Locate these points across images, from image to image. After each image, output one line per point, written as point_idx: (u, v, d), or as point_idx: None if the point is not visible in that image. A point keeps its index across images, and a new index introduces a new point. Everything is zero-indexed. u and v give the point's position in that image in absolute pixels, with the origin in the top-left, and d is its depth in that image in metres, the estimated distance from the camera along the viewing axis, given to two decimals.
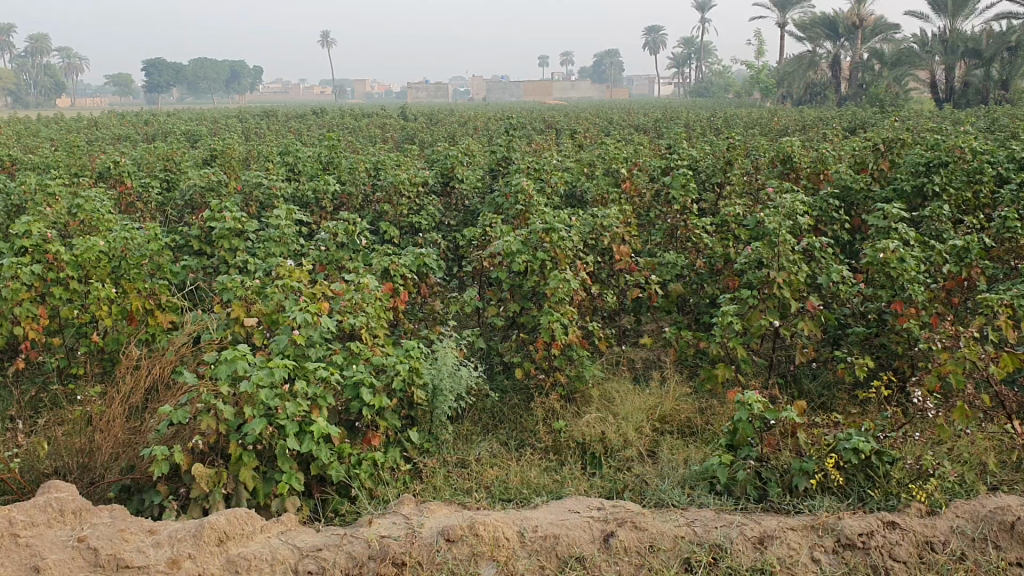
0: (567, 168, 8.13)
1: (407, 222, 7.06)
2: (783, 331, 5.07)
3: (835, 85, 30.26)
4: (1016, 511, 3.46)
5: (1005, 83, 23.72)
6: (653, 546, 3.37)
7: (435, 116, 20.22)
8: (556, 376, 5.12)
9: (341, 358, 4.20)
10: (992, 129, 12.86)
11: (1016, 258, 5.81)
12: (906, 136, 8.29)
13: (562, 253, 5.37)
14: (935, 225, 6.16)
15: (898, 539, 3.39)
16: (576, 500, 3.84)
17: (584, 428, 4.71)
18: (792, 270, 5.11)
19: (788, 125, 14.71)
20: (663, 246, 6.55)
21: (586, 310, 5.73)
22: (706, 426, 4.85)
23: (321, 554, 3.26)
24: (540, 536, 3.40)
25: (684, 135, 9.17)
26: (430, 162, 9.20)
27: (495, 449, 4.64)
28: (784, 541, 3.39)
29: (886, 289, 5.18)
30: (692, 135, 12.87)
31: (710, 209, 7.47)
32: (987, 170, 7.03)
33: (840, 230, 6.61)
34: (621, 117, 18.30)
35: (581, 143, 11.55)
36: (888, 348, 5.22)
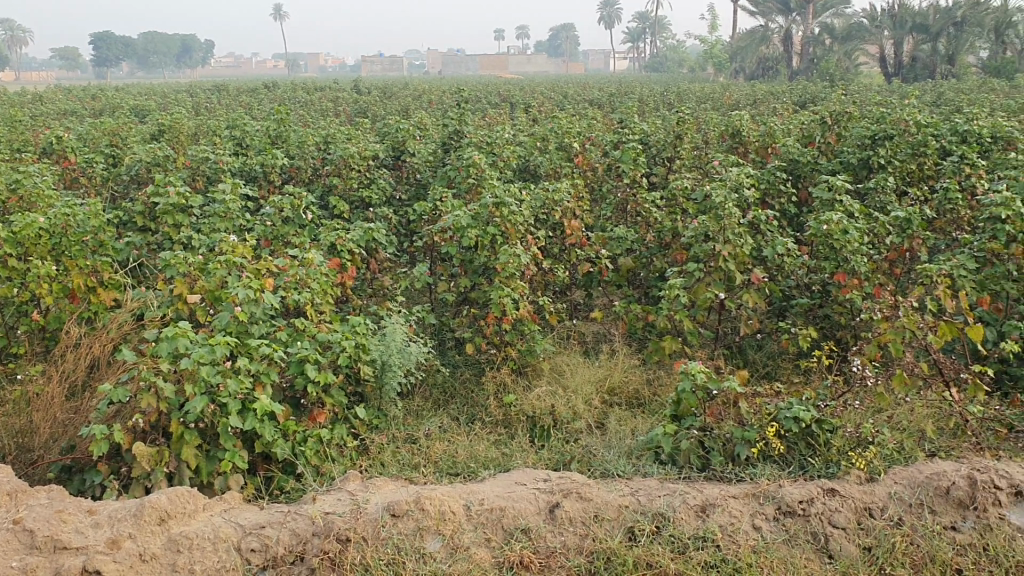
0: (521, 141, 8.09)
1: (357, 196, 6.97)
2: (728, 304, 5.10)
3: (787, 60, 30.54)
4: (952, 476, 3.55)
5: (951, 58, 24.07)
6: (597, 516, 3.40)
7: (391, 91, 19.98)
8: (507, 350, 5.10)
9: (285, 336, 4.17)
10: (938, 103, 13.08)
11: (956, 229, 5.92)
12: (854, 110, 8.33)
13: (512, 228, 5.31)
14: (880, 197, 6.25)
15: (838, 506, 3.45)
16: (523, 473, 3.86)
17: (534, 402, 4.73)
18: (738, 243, 5.13)
19: (741, 99, 14.81)
20: (615, 220, 6.58)
21: (538, 285, 5.73)
22: (654, 397, 4.91)
23: (264, 532, 3.25)
24: (486, 509, 3.41)
25: (636, 109, 9.15)
26: (382, 136, 9.09)
27: (445, 423, 4.64)
28: (725, 509, 3.44)
29: (829, 261, 5.23)
30: (645, 110, 12.89)
31: (661, 182, 7.51)
32: (930, 143, 7.14)
33: (787, 203, 6.67)
34: (576, 91, 18.20)
35: (535, 117, 11.55)
36: (832, 319, 5.30)
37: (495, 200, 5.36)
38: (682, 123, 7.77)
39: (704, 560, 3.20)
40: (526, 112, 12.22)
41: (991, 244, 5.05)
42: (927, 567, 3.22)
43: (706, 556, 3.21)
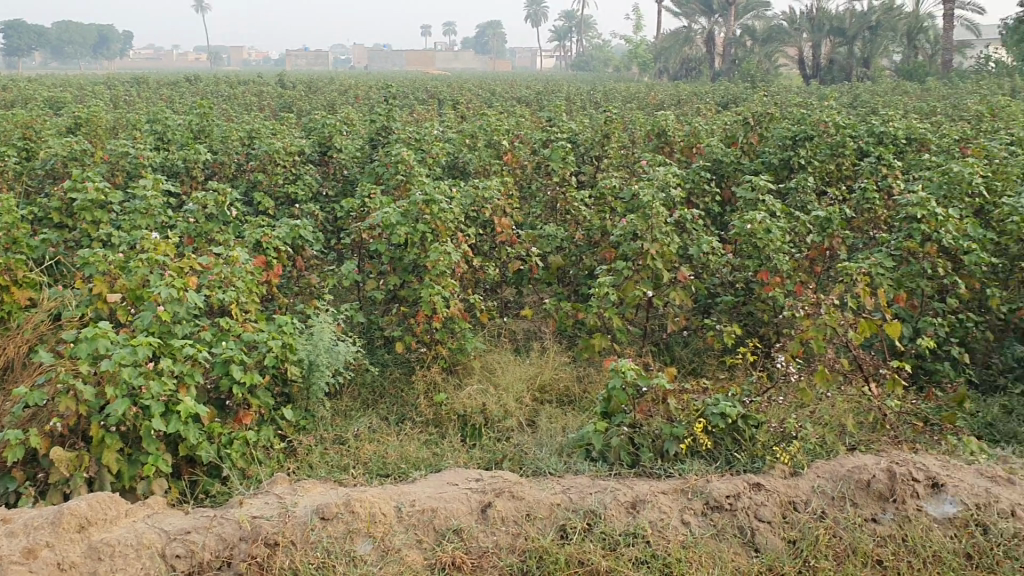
0: (449, 138, 8.06)
1: (283, 192, 6.86)
2: (656, 301, 5.15)
3: (709, 61, 31.09)
4: (872, 469, 3.65)
5: (866, 61, 25.09)
6: (529, 515, 3.41)
7: (315, 85, 19.71)
8: (437, 349, 5.08)
9: (209, 336, 4.07)
10: (854, 105, 13.46)
11: (873, 229, 6.08)
12: (775, 111, 8.50)
13: (442, 226, 5.27)
14: (801, 197, 6.39)
15: (763, 500, 3.52)
16: (454, 472, 3.84)
17: (464, 400, 4.71)
18: (666, 242, 5.19)
19: (665, 99, 15.02)
20: (544, 218, 6.60)
21: (468, 283, 5.72)
22: (584, 394, 4.94)
23: (189, 537, 3.17)
24: (417, 510, 3.39)
25: (563, 107, 9.18)
26: (308, 132, 8.95)
27: (374, 423, 4.59)
28: (655, 505, 3.47)
29: (753, 259, 5.33)
30: (572, 108, 12.96)
31: (589, 180, 7.56)
32: (848, 145, 7.33)
33: (712, 202, 6.78)
34: (503, 89, 18.23)
35: (463, 114, 11.52)
36: (756, 316, 5.40)
37: (425, 197, 5.31)
38: (609, 122, 7.82)
39: (635, 557, 3.23)
40: (453, 110, 12.19)
41: (907, 244, 5.19)
42: (849, 559, 3.30)
43: (637, 552, 3.24)
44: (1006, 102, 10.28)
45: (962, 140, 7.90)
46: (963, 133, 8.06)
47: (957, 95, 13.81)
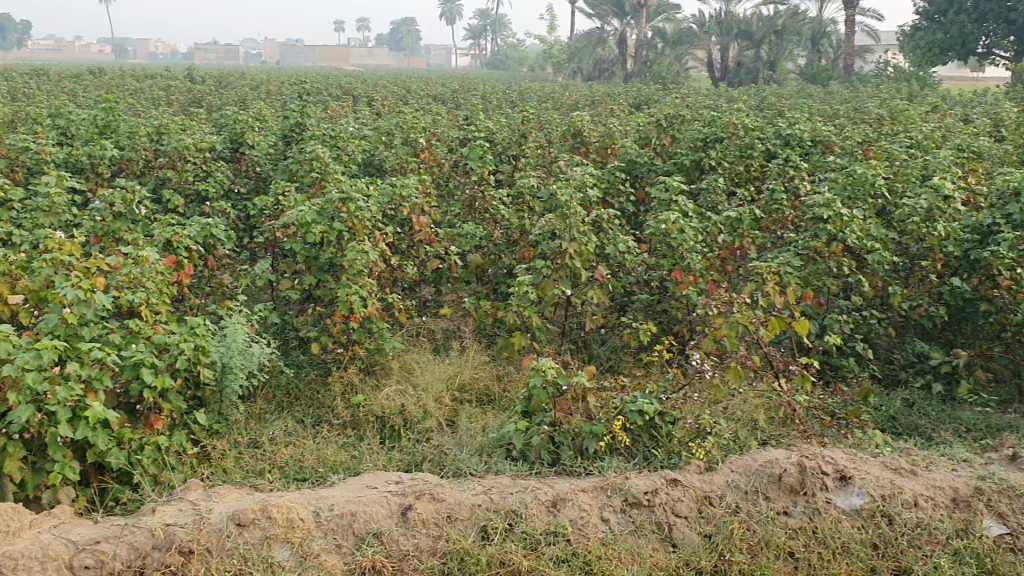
0: (365, 135, 7.97)
1: (193, 189, 6.68)
2: (574, 300, 5.19)
3: (622, 62, 31.50)
4: (784, 464, 3.74)
5: (773, 64, 25.76)
6: (450, 517, 3.40)
7: (224, 79, 19.29)
8: (354, 350, 5.01)
9: (118, 338, 3.93)
10: (760, 108, 13.82)
11: (782, 228, 6.23)
12: (687, 113, 8.65)
13: (359, 224, 5.19)
14: (712, 198, 6.51)
15: (680, 496, 3.57)
16: (373, 475, 3.80)
17: (382, 402, 4.67)
18: (583, 241, 5.23)
19: (579, 99, 15.16)
20: (462, 217, 6.58)
21: (385, 282, 5.67)
22: (503, 393, 4.95)
23: (99, 547, 3.07)
24: (336, 515, 3.34)
25: (479, 106, 9.17)
26: (219, 128, 8.75)
27: (290, 426, 4.52)
28: (575, 503, 3.50)
29: (668, 259, 5.41)
30: (488, 107, 12.97)
31: (506, 179, 7.57)
32: (756, 147, 7.51)
33: (627, 202, 6.86)
34: (418, 86, 18.14)
35: (378, 111, 11.42)
36: (671, 314, 5.49)
37: (341, 195, 5.22)
38: (526, 121, 7.86)
39: (555, 556, 3.24)
40: (367, 106, 12.07)
41: (814, 243, 5.34)
42: (762, 551, 3.38)
43: (557, 551, 3.26)
44: (905, 107, 10.67)
45: (864, 143, 8.17)
46: (865, 136, 8.33)
47: (858, 99, 14.30)
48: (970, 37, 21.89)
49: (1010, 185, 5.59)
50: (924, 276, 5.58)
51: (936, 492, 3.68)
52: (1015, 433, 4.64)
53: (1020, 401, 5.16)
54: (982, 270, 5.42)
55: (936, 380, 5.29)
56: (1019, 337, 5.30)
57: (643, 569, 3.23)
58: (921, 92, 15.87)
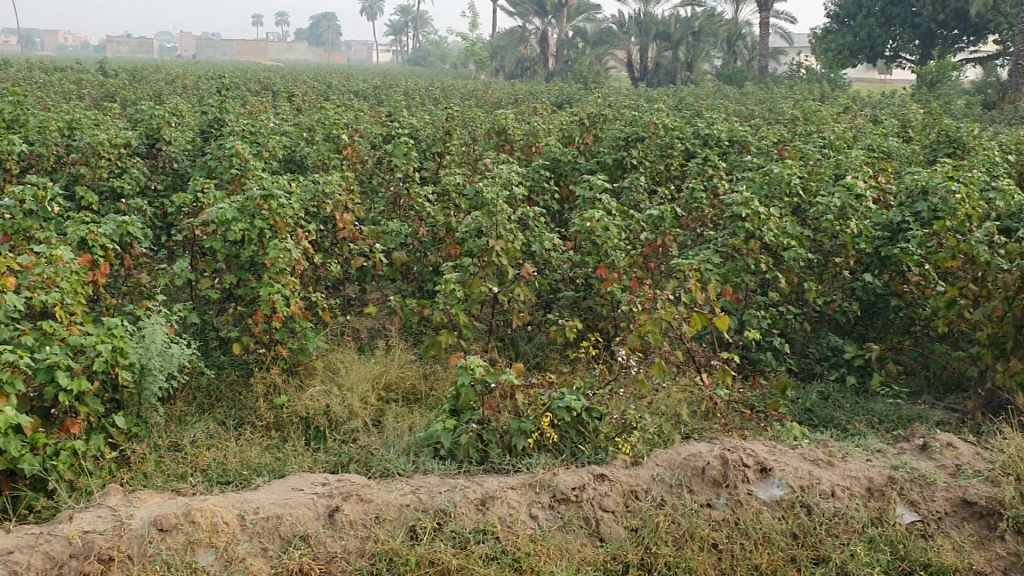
0: (286, 131, 7.84)
1: (108, 185, 6.49)
2: (500, 298, 5.20)
3: (543, 60, 31.66)
4: (707, 457, 3.81)
5: (690, 65, 26.21)
6: (378, 517, 3.37)
7: (137, 72, 18.78)
8: (277, 350, 4.93)
9: (30, 341, 3.78)
10: (679, 107, 14.05)
11: (701, 226, 6.34)
12: (609, 112, 8.74)
13: (282, 222, 5.09)
14: (634, 196, 6.59)
15: (607, 490, 3.61)
16: (299, 477, 3.74)
17: (307, 402, 4.61)
18: (509, 238, 5.24)
19: (502, 97, 15.19)
20: (386, 214, 6.54)
21: (308, 281, 5.59)
22: (430, 392, 4.94)
23: (13, 558, 2.99)
24: (262, 518, 3.29)
25: (402, 103, 9.11)
26: (133, 123, 8.51)
27: (212, 428, 4.43)
28: (504, 501, 3.50)
29: (593, 256, 5.45)
30: (410, 104, 12.90)
31: (431, 177, 7.54)
32: (677, 146, 7.64)
33: (551, 200, 6.90)
34: (338, 82, 17.95)
35: (299, 106, 11.25)
36: (595, 311, 5.55)
37: (263, 192, 5.08)
38: (450, 118, 7.84)
39: (485, 554, 3.24)
40: (287, 102, 11.89)
41: (733, 241, 5.44)
42: (687, 543, 3.44)
43: (486, 549, 3.26)
44: (817, 108, 10.98)
45: (780, 143, 8.36)
46: (780, 136, 8.53)
47: (772, 100, 14.65)
48: (878, 40, 22.62)
49: (918, 184, 5.79)
50: (838, 272, 5.75)
51: (852, 482, 3.79)
52: (924, 424, 4.81)
53: (929, 392, 5.36)
54: (893, 266, 5.60)
55: (850, 373, 5.45)
56: (928, 331, 5.49)
57: (571, 565, 3.26)
58: (833, 94, 16.33)
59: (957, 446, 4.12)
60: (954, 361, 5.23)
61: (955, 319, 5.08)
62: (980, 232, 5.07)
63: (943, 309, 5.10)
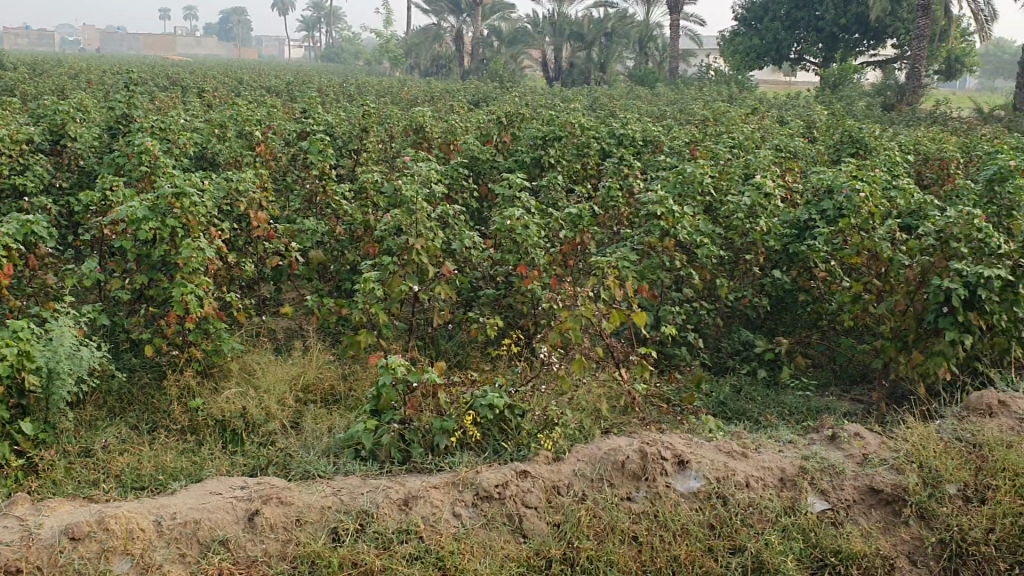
0: (196, 128, 7.66)
1: (9, 183, 6.25)
2: (420, 296, 5.17)
3: (458, 59, 31.65)
4: (626, 451, 3.87)
5: (604, 66, 26.51)
6: (299, 520, 3.33)
7: (37, 65, 18.10)
8: (191, 351, 4.81)
9: None
10: (593, 107, 14.22)
11: (618, 224, 6.43)
12: (525, 111, 8.78)
13: (195, 221, 4.96)
14: (552, 195, 6.64)
15: (529, 487, 3.63)
16: (217, 481, 3.67)
17: (223, 405, 4.52)
18: (429, 237, 5.21)
19: (418, 95, 15.15)
20: (302, 213, 6.45)
21: (223, 280, 5.47)
22: (349, 392, 4.90)
23: None
24: (179, 523, 3.22)
25: (317, 100, 8.99)
26: (35, 118, 8.21)
27: (124, 433, 4.31)
28: (427, 500, 3.50)
29: (512, 254, 5.47)
30: (324, 101, 12.75)
31: (347, 174, 7.47)
32: (593, 145, 7.73)
33: (469, 198, 6.90)
34: (250, 78, 17.62)
35: (210, 103, 11.02)
36: (515, 309, 5.57)
37: (175, 189, 4.93)
38: (366, 116, 7.76)
39: (408, 553, 3.23)
40: (197, 98, 11.63)
41: (648, 238, 5.52)
42: (609, 536, 3.47)
43: (410, 548, 3.24)
44: (726, 109, 11.26)
45: (692, 142, 8.53)
46: (692, 137, 8.70)
47: (684, 100, 14.93)
48: (783, 43, 23.25)
49: (824, 183, 5.97)
50: (750, 269, 5.89)
51: (766, 473, 3.90)
52: (833, 415, 4.97)
53: (836, 384, 5.54)
54: (801, 263, 5.77)
55: (761, 366, 5.60)
56: (834, 325, 5.68)
57: (495, 561, 3.27)
58: (742, 95, 16.75)
59: (863, 436, 4.27)
60: (859, 353, 5.41)
61: (860, 314, 5.26)
62: (883, 229, 5.26)
63: (849, 303, 5.28)
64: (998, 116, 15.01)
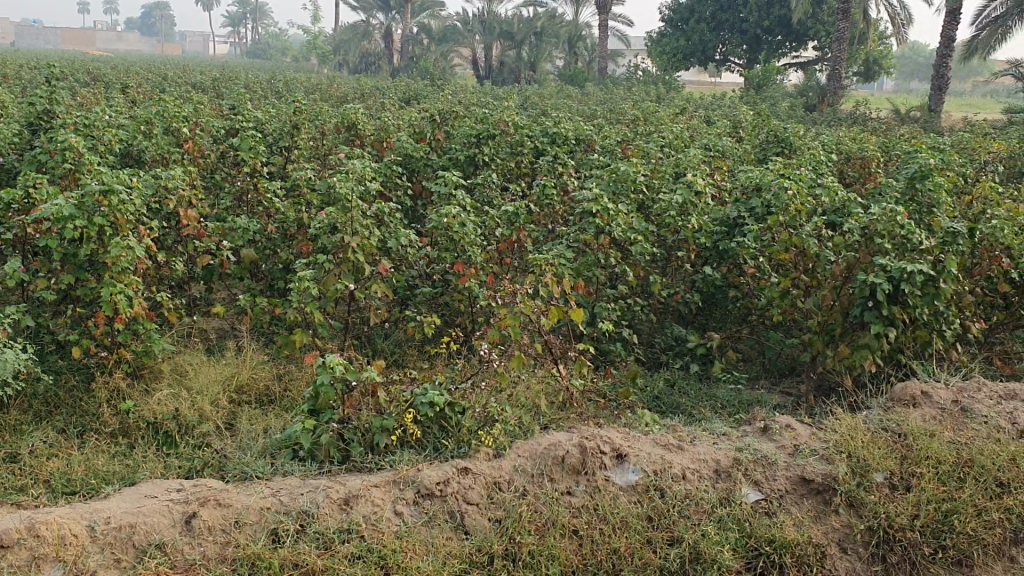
0: (121, 124, 7.47)
1: None
2: (357, 294, 5.13)
3: (387, 56, 31.42)
4: (566, 446, 3.90)
5: (533, 65, 26.60)
6: (238, 522, 3.29)
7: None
8: (120, 352, 4.69)
9: None
10: (524, 105, 14.24)
11: (552, 222, 6.46)
12: (459, 109, 8.76)
13: (123, 219, 4.83)
14: (487, 193, 6.65)
15: (471, 483, 3.64)
16: (152, 484, 3.60)
17: (154, 406, 4.43)
18: (365, 235, 5.18)
19: (347, 92, 14.98)
20: (233, 211, 6.34)
21: (152, 280, 5.34)
22: (284, 392, 4.84)
23: None
24: (114, 528, 3.16)
25: (246, 96, 8.83)
26: None
27: (52, 437, 4.20)
28: (368, 499, 3.48)
29: (448, 252, 5.46)
30: (253, 97, 12.52)
31: (278, 172, 7.37)
32: (526, 144, 7.76)
33: (404, 196, 6.87)
34: (175, 74, 17.25)
35: (134, 99, 10.75)
36: (452, 307, 5.57)
37: (102, 187, 4.80)
38: (298, 113, 7.64)
39: (350, 553, 3.21)
40: (121, 92, 11.33)
41: (583, 236, 5.57)
42: (550, 531, 3.50)
43: (352, 548, 3.22)
44: (655, 108, 11.40)
45: (623, 142, 8.62)
46: (623, 136, 8.79)
47: (613, 100, 15.10)
48: (709, 44, 23.63)
49: (752, 181, 6.07)
50: (682, 266, 5.98)
51: (701, 464, 3.97)
52: (764, 407, 5.09)
53: (766, 377, 5.66)
54: (731, 260, 5.88)
55: (693, 361, 5.69)
56: (763, 320, 5.80)
57: (438, 559, 3.26)
58: (669, 95, 16.96)
59: (794, 428, 4.38)
60: (788, 347, 5.54)
61: (788, 309, 5.38)
62: (810, 226, 5.38)
63: (777, 299, 5.39)
64: (914, 116, 15.51)
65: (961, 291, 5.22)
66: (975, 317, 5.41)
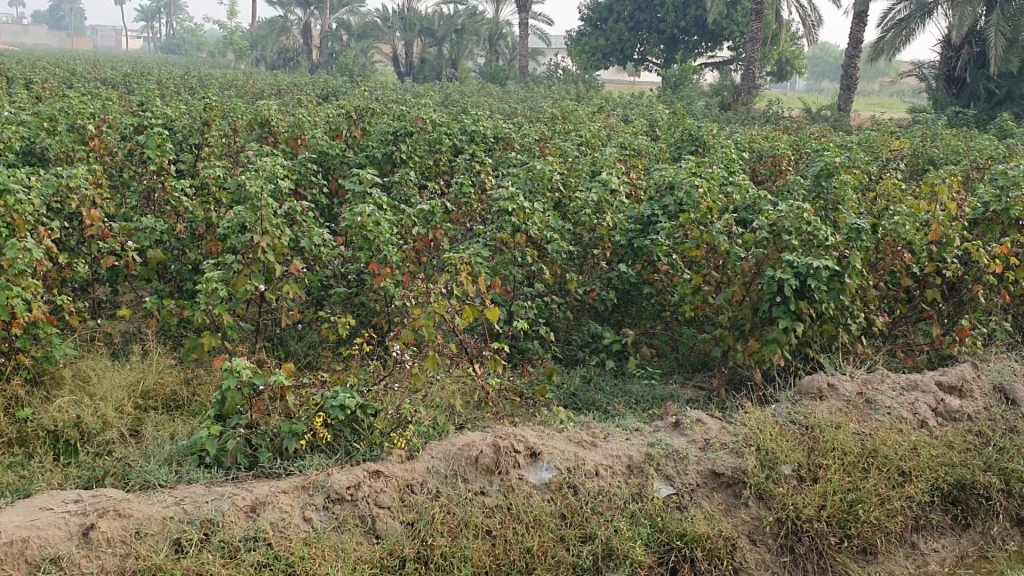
0: (23, 120, 7.19)
1: None
2: (267, 296, 5.03)
3: (306, 53, 30.90)
4: (479, 446, 3.88)
5: (455, 63, 26.43)
6: (138, 532, 3.19)
7: None
8: (18, 358, 4.51)
9: None
10: (445, 103, 14.10)
11: (470, 220, 6.43)
12: (376, 107, 8.65)
13: (20, 219, 4.65)
14: (404, 190, 6.58)
15: (382, 487, 3.59)
16: (49, 495, 3.47)
17: (54, 414, 4.27)
18: (275, 234, 5.07)
19: (264, 89, 14.64)
20: (140, 210, 6.16)
21: (53, 282, 5.15)
22: (192, 397, 4.72)
23: None
24: (4, 543, 3.04)
25: (156, 92, 8.59)
26: None
27: None
28: (276, 505, 3.41)
29: (363, 252, 5.38)
30: (165, 93, 12.15)
31: (188, 169, 7.18)
32: (445, 141, 7.71)
33: (319, 194, 6.76)
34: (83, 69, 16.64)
35: (37, 95, 10.33)
36: (367, 307, 5.51)
37: None
38: (208, 109, 7.45)
39: (255, 561, 3.13)
40: (23, 87, 10.87)
41: (500, 235, 5.54)
42: (463, 532, 3.47)
43: (258, 556, 3.15)
44: (574, 107, 11.44)
45: (542, 140, 8.62)
46: (541, 134, 8.79)
47: (535, 100, 14.68)
48: (627, 43, 23.80)
49: (665, 179, 6.13)
50: (597, 264, 6.02)
51: (614, 460, 4.00)
52: (676, 402, 5.15)
53: (679, 372, 5.74)
54: (645, 257, 5.94)
55: (609, 357, 5.74)
56: (676, 316, 5.87)
57: (348, 564, 3.22)
58: (590, 94, 17.01)
59: (705, 422, 4.43)
60: (701, 343, 5.62)
61: (701, 305, 5.45)
62: (721, 224, 5.45)
63: (689, 295, 5.46)
64: (826, 114, 15.91)
65: (865, 287, 5.35)
66: (879, 310, 5.57)
